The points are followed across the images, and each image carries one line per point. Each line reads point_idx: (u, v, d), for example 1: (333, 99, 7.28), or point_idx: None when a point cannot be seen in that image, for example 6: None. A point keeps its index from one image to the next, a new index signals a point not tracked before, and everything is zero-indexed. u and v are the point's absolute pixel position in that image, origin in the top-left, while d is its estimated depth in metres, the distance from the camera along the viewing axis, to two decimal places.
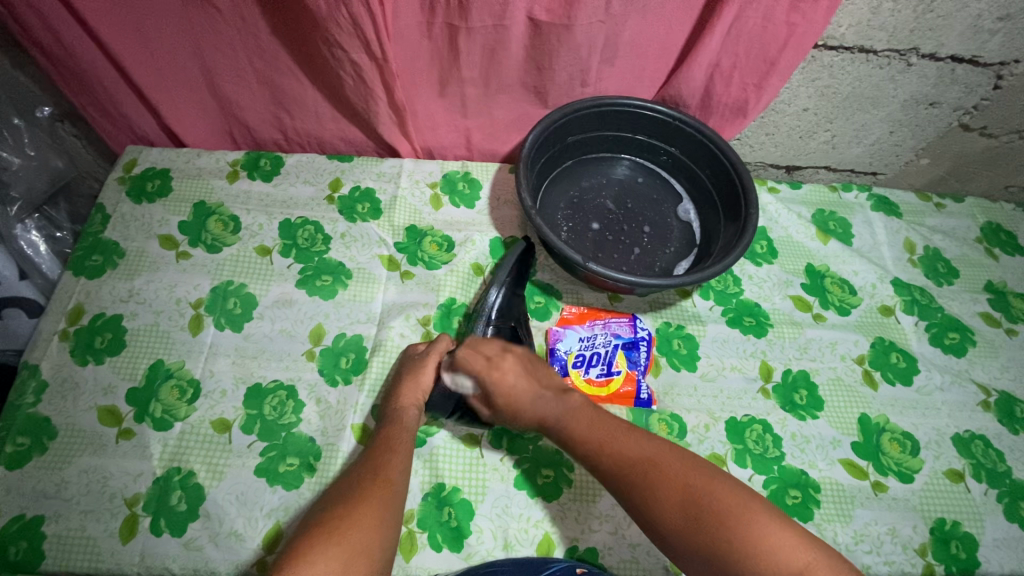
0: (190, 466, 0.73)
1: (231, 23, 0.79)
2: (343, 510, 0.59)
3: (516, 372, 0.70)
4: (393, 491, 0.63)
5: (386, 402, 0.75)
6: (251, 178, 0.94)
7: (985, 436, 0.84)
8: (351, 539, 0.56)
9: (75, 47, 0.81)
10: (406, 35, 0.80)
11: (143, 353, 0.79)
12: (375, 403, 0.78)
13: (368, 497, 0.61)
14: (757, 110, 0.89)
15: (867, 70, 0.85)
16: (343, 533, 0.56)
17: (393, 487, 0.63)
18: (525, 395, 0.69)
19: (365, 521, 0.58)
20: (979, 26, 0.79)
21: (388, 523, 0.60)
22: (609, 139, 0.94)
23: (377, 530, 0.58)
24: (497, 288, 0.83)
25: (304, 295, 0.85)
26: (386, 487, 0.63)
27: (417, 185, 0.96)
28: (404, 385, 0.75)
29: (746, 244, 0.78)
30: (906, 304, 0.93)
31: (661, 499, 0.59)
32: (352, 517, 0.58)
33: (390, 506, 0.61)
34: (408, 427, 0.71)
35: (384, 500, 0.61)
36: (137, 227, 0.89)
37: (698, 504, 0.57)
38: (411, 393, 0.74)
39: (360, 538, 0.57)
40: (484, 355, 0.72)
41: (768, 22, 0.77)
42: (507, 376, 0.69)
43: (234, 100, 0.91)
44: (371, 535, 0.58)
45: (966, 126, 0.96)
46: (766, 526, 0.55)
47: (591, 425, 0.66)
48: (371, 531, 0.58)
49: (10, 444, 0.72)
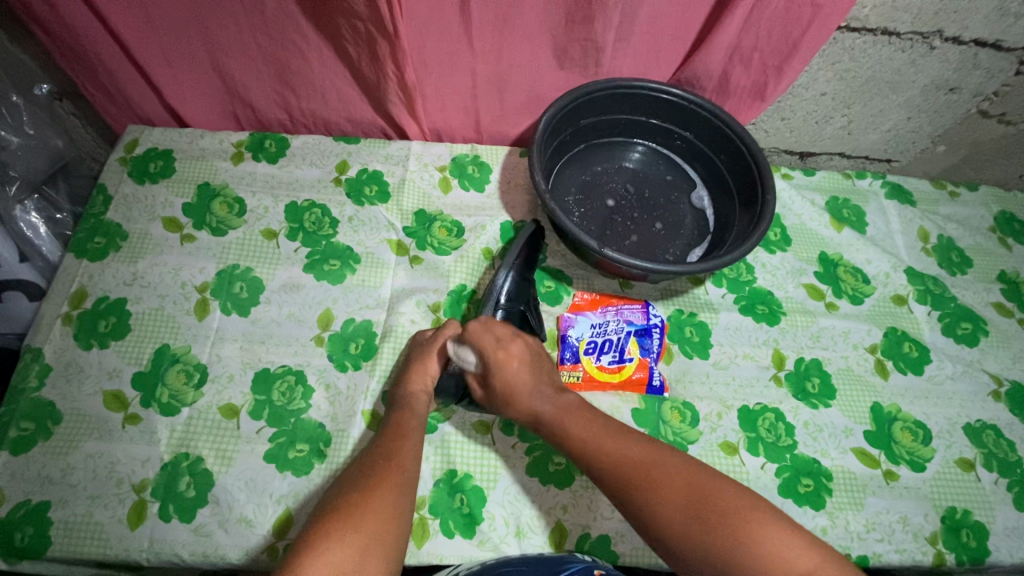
0: (198, 452, 0.72)
1: (238, 1, 0.77)
2: (357, 495, 0.58)
3: (522, 360, 0.69)
4: (405, 476, 0.62)
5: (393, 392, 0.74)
6: (256, 160, 0.92)
7: (996, 426, 0.84)
8: (367, 524, 0.55)
9: (73, 20, 0.79)
10: (417, 11, 0.77)
11: (148, 338, 0.78)
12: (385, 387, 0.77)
13: (382, 482, 0.60)
14: (776, 93, 0.87)
15: (888, 54, 0.83)
16: (358, 519, 0.55)
17: (405, 472, 0.62)
18: (523, 383, 0.68)
19: (380, 507, 0.57)
20: (1005, 10, 0.77)
21: (402, 504, 0.59)
22: (622, 122, 0.92)
23: (392, 514, 0.58)
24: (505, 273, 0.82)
25: (312, 280, 0.84)
26: (399, 472, 0.62)
27: (426, 168, 0.94)
28: (413, 369, 0.74)
29: (762, 231, 0.77)
30: (919, 293, 0.93)
31: (667, 507, 0.58)
32: (366, 503, 0.57)
33: (404, 492, 0.61)
34: (420, 410, 0.71)
35: (398, 485, 0.61)
36: (139, 208, 0.87)
37: (708, 507, 0.57)
38: (419, 376, 0.73)
39: (376, 523, 0.56)
40: (496, 335, 0.71)
41: (791, 3, 0.74)
42: (510, 368, 0.68)
43: (239, 78, 0.89)
44: (387, 521, 0.57)
45: (984, 113, 0.94)
46: (770, 533, 0.55)
47: (585, 432, 0.65)
48: (387, 516, 0.57)
49: (14, 429, 0.71)
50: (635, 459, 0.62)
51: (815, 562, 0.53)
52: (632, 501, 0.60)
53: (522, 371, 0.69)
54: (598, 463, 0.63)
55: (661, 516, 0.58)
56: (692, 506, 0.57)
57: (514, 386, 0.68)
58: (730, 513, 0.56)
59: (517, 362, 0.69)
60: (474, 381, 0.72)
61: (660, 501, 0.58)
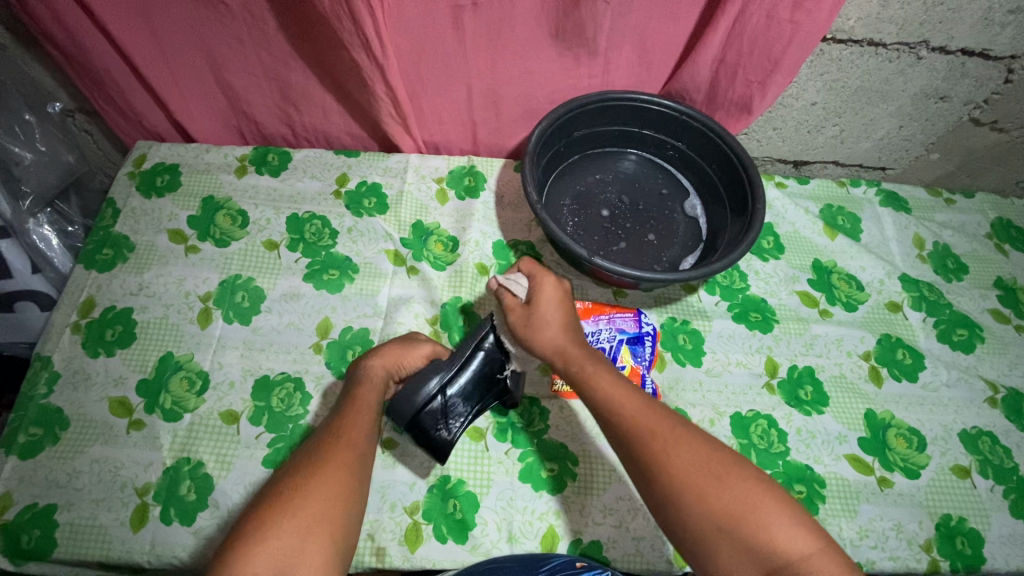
0: (199, 457, 0.74)
1: (241, 21, 0.80)
2: (300, 481, 0.59)
3: (559, 297, 0.73)
4: (354, 456, 0.63)
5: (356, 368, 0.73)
6: (259, 173, 0.95)
7: (992, 432, 0.84)
8: (307, 510, 0.57)
9: (86, 39, 0.82)
10: (411, 28, 0.80)
11: (152, 346, 0.81)
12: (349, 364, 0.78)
13: (329, 462, 0.61)
14: (763, 108, 0.89)
15: (876, 64, 0.84)
16: (298, 502, 0.57)
17: (352, 452, 0.63)
18: (553, 319, 0.71)
19: (319, 494, 0.58)
20: (990, 20, 0.78)
21: (350, 485, 0.60)
22: (615, 133, 0.94)
23: (336, 496, 0.59)
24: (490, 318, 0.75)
25: (311, 289, 0.86)
26: (348, 451, 0.63)
27: (423, 180, 0.97)
28: (384, 347, 0.74)
29: (752, 239, 0.78)
30: (914, 300, 0.93)
31: (681, 468, 0.59)
32: (309, 486, 0.58)
33: (354, 471, 0.61)
34: (380, 384, 0.71)
35: (342, 466, 0.61)
36: (146, 221, 0.90)
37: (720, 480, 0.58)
38: (386, 354, 0.73)
39: (315, 511, 0.57)
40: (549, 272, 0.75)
41: (771, 19, 0.76)
42: (550, 295, 0.72)
43: (243, 95, 0.92)
44: (329, 504, 0.58)
45: (976, 120, 0.95)
46: (778, 519, 0.56)
47: (608, 388, 0.65)
48: (329, 499, 0.58)
49: (23, 434, 0.74)
50: (654, 419, 0.63)
51: (808, 545, 0.55)
52: (646, 461, 0.60)
53: (557, 305, 0.72)
54: (619, 417, 0.63)
55: (674, 477, 0.59)
56: (706, 474, 0.59)
57: (547, 318, 0.71)
58: (742, 493, 0.58)
59: (558, 302, 0.72)
60: (514, 302, 0.73)
61: (673, 466, 0.59)
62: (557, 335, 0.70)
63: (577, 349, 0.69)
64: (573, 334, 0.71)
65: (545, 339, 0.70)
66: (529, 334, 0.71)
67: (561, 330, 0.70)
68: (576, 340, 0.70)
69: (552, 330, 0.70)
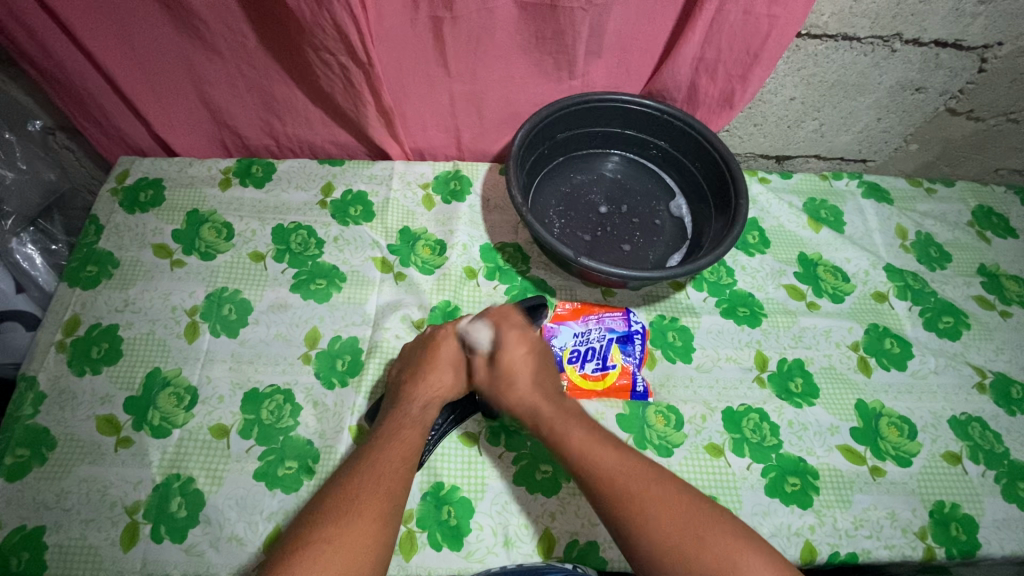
0: (189, 473, 0.73)
1: (220, 35, 0.80)
2: (334, 529, 0.58)
3: (529, 348, 0.74)
4: (393, 504, 0.62)
5: (410, 380, 0.73)
6: (244, 185, 0.95)
7: (982, 418, 0.84)
8: (336, 561, 0.55)
9: (63, 57, 0.82)
10: (390, 35, 0.80)
11: (140, 362, 0.80)
12: (392, 370, 0.78)
13: (365, 511, 0.60)
14: (744, 102, 0.90)
15: (852, 58, 0.85)
16: (332, 553, 0.56)
17: (393, 501, 0.62)
18: (525, 383, 0.72)
19: (354, 545, 0.57)
20: (960, 10, 0.79)
21: (384, 538, 0.59)
22: (598, 134, 0.94)
23: (367, 550, 0.57)
24: (490, 319, 0.79)
25: (299, 299, 0.86)
26: (384, 502, 0.61)
27: (409, 186, 0.97)
28: (434, 378, 0.73)
29: (736, 234, 0.78)
30: (900, 289, 0.94)
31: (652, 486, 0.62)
32: (343, 538, 0.57)
33: (388, 522, 0.60)
34: (423, 422, 0.70)
35: (382, 516, 0.60)
36: (130, 236, 0.89)
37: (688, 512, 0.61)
38: (434, 384, 0.73)
39: (348, 561, 0.56)
40: (513, 322, 0.76)
41: (749, 14, 0.77)
42: (517, 351, 0.73)
43: (224, 108, 0.92)
44: (360, 556, 0.57)
45: (953, 110, 0.96)
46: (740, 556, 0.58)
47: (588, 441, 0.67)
48: (360, 550, 0.57)
49: (9, 456, 0.72)
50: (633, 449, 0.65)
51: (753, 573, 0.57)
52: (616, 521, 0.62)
53: (527, 358, 0.74)
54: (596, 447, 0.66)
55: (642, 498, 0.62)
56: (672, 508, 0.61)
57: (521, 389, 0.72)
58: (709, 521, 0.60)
59: (526, 351, 0.74)
60: (480, 361, 0.74)
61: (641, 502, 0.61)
62: (533, 394, 0.72)
63: (550, 408, 0.70)
64: (544, 390, 0.72)
65: (518, 399, 0.72)
66: (499, 391, 0.73)
67: (529, 389, 0.72)
68: (548, 396, 0.72)
69: (521, 390, 0.72)
